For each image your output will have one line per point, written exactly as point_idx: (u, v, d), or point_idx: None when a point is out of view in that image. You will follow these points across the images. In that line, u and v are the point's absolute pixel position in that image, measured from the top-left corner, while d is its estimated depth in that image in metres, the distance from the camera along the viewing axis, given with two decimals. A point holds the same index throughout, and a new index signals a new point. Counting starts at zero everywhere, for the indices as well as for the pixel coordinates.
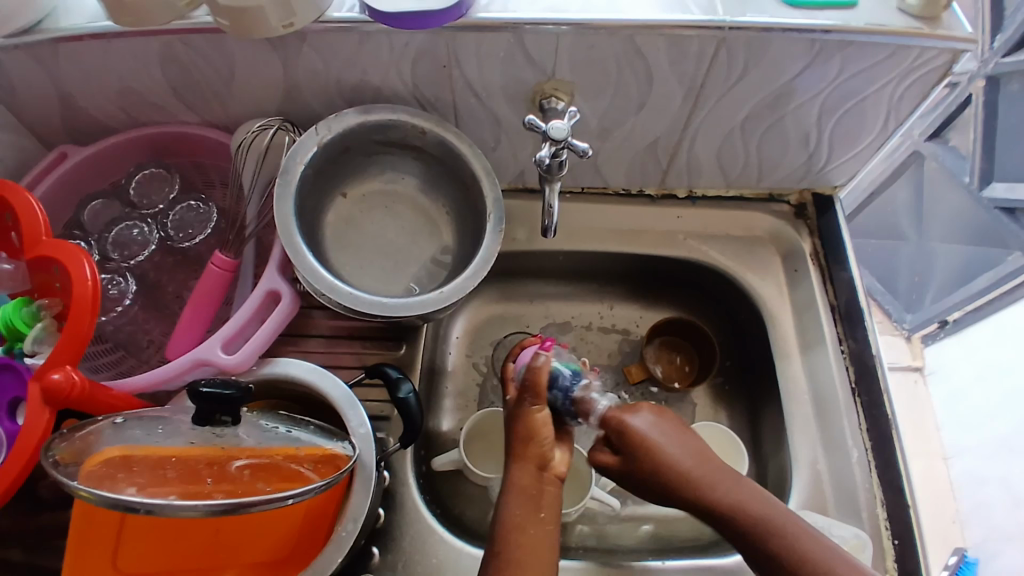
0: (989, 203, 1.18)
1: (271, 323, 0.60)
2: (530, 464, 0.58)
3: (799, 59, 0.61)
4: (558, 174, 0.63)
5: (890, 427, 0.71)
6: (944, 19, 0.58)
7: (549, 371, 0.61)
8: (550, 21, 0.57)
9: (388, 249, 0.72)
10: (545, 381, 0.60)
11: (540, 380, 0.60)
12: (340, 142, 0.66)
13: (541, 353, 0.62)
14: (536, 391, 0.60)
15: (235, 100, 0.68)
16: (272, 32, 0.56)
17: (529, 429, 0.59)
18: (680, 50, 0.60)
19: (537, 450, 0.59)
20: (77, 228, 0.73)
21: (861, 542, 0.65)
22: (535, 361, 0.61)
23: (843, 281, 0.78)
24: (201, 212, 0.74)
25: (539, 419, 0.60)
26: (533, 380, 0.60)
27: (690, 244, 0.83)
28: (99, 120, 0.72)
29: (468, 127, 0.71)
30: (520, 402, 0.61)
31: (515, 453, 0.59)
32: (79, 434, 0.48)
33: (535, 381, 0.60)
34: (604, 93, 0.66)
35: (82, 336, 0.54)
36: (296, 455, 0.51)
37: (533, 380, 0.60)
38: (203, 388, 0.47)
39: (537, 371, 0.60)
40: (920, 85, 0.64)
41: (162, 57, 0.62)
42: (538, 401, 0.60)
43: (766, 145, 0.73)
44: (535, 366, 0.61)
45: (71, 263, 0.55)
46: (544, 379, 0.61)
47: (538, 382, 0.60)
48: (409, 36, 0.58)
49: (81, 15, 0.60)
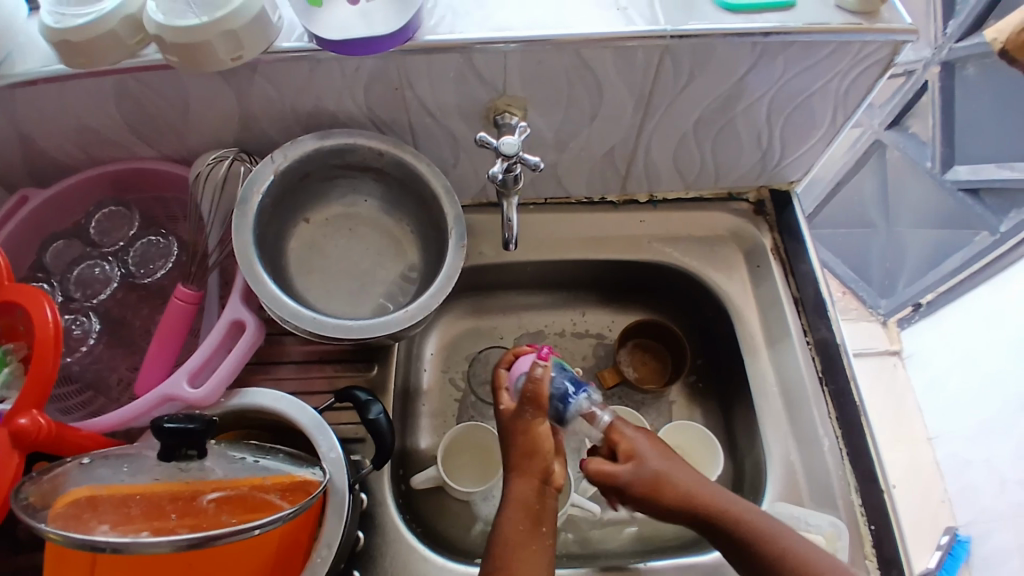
0: (953, 186, 1.21)
1: (236, 354, 0.61)
2: (533, 480, 0.59)
3: (745, 61, 0.62)
4: (514, 188, 0.64)
5: (859, 414, 0.72)
6: (883, 12, 0.60)
7: (550, 383, 0.61)
8: (497, 39, 0.58)
9: (354, 271, 0.73)
10: (545, 393, 0.61)
11: (542, 391, 0.61)
12: (298, 168, 0.67)
13: (539, 362, 0.62)
14: (537, 402, 0.61)
15: (191, 133, 0.69)
16: (223, 65, 0.57)
17: (531, 443, 0.60)
18: (627, 60, 0.61)
19: (541, 464, 0.59)
20: (40, 270, 0.73)
21: (837, 531, 0.66)
22: (534, 372, 0.61)
23: (805, 274, 0.80)
24: (161, 246, 0.75)
25: (543, 432, 0.60)
26: (535, 391, 0.60)
27: (654, 247, 0.84)
28: (58, 161, 0.72)
29: (427, 145, 0.72)
30: (520, 414, 0.61)
31: (518, 467, 0.60)
32: (48, 476, 0.48)
33: (537, 391, 0.60)
34: (557, 106, 0.67)
35: (47, 377, 0.53)
36: (264, 484, 0.51)
37: (534, 390, 0.61)
38: (166, 424, 0.48)
39: (538, 383, 0.60)
40: (864, 78, 0.66)
41: (115, 94, 0.62)
42: (538, 412, 0.61)
43: (721, 146, 0.75)
44: (535, 378, 0.61)
45: (33, 307, 0.54)
46: (545, 390, 0.61)
47: (539, 394, 0.61)
48: (359, 61, 0.59)
49: (33, 58, 0.60)
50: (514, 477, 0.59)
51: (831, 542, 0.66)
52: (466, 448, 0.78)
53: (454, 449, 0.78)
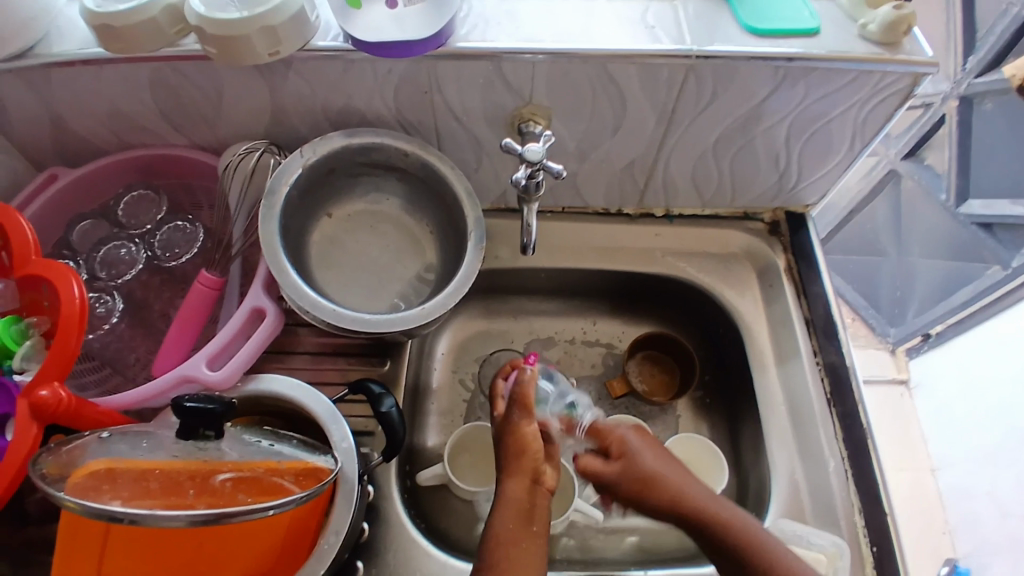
0: (967, 219, 1.20)
1: (256, 340, 0.62)
2: (523, 479, 0.60)
3: (768, 83, 0.63)
4: (536, 194, 0.65)
5: (864, 435, 0.73)
6: (905, 44, 0.61)
7: (535, 386, 0.65)
8: (527, 50, 0.59)
9: (373, 268, 0.74)
10: (531, 394, 0.64)
11: (528, 393, 0.64)
12: (325, 163, 0.68)
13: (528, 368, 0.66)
14: (524, 404, 0.64)
15: (221, 124, 0.71)
16: (260, 60, 0.58)
17: (519, 444, 0.62)
18: (652, 76, 0.62)
19: (531, 463, 0.61)
20: (66, 248, 0.74)
21: (839, 551, 0.66)
22: (522, 376, 0.65)
23: (817, 295, 0.80)
24: (188, 232, 0.76)
25: (528, 432, 0.62)
26: (522, 393, 0.64)
27: (667, 260, 0.85)
28: (89, 142, 0.74)
29: (451, 149, 0.73)
30: (509, 417, 0.64)
31: (508, 468, 0.61)
32: (66, 448, 0.49)
33: (523, 394, 0.64)
34: (581, 117, 0.68)
35: (70, 353, 0.55)
36: (278, 468, 0.52)
37: (521, 392, 0.64)
38: (187, 403, 0.49)
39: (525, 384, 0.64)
40: (884, 106, 0.66)
41: (150, 82, 0.64)
42: (524, 414, 0.63)
43: (739, 166, 0.76)
44: (522, 380, 0.65)
45: (61, 284, 0.56)
46: (530, 392, 0.64)
47: (526, 396, 0.64)
48: (391, 64, 0.61)
49: (73, 41, 0.62)
50: (506, 478, 0.60)
51: (831, 561, 0.66)
52: (463, 449, 0.78)
53: (458, 448, 0.78)
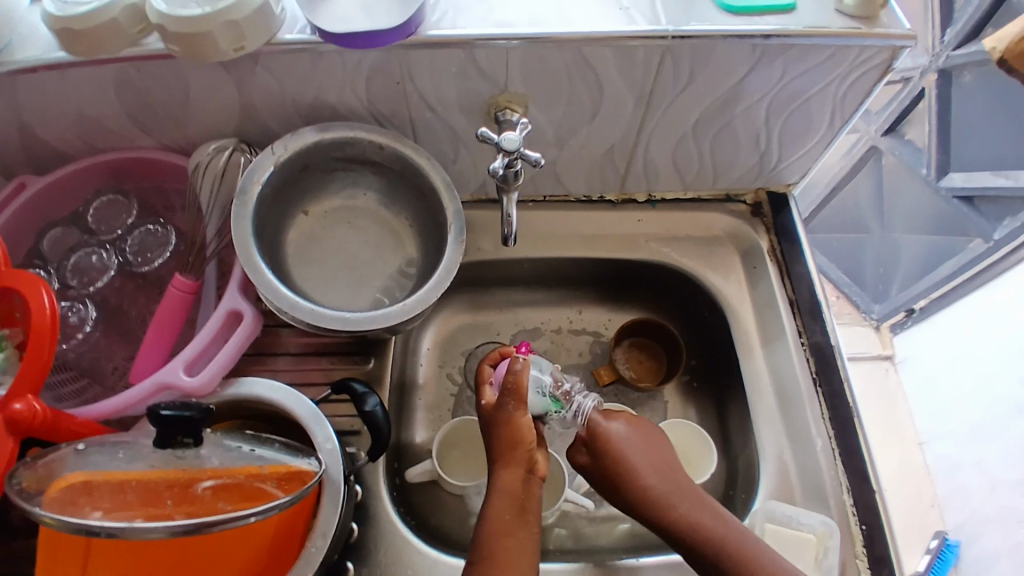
0: (948, 193, 1.21)
1: (233, 343, 0.61)
2: (517, 470, 0.59)
3: (745, 62, 0.62)
4: (514, 182, 0.64)
5: (850, 413, 0.73)
6: (882, 17, 0.61)
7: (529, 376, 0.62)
8: (499, 36, 0.58)
9: (352, 264, 0.73)
10: (527, 386, 0.61)
11: (523, 384, 0.61)
12: (299, 159, 0.67)
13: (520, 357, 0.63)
14: (519, 395, 0.61)
15: (192, 123, 0.69)
16: (225, 56, 0.57)
17: (513, 434, 0.60)
18: (628, 60, 0.61)
19: (525, 454, 0.60)
20: (38, 258, 0.73)
21: (829, 530, 0.66)
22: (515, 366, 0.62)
23: (800, 275, 0.80)
24: (159, 235, 0.75)
25: (523, 423, 0.60)
26: (515, 382, 0.61)
27: (651, 246, 0.84)
28: (56, 147, 0.72)
29: (427, 141, 0.72)
30: (502, 407, 0.62)
31: (503, 459, 0.60)
32: (43, 461, 0.49)
33: (518, 384, 0.61)
34: (557, 105, 0.67)
35: (42, 363, 0.53)
36: (260, 473, 0.51)
37: (514, 382, 0.61)
38: (163, 412, 0.48)
39: (519, 374, 0.61)
40: (862, 82, 0.66)
41: (116, 83, 0.62)
42: (520, 406, 0.61)
43: (719, 148, 0.75)
44: (516, 370, 0.62)
45: (30, 293, 0.54)
46: (525, 382, 0.61)
47: (519, 386, 0.61)
48: (361, 54, 0.59)
49: (34, 45, 0.60)
50: (499, 469, 0.59)
51: (821, 541, 0.66)
52: (450, 446, 0.78)
53: (448, 443, 0.78)
